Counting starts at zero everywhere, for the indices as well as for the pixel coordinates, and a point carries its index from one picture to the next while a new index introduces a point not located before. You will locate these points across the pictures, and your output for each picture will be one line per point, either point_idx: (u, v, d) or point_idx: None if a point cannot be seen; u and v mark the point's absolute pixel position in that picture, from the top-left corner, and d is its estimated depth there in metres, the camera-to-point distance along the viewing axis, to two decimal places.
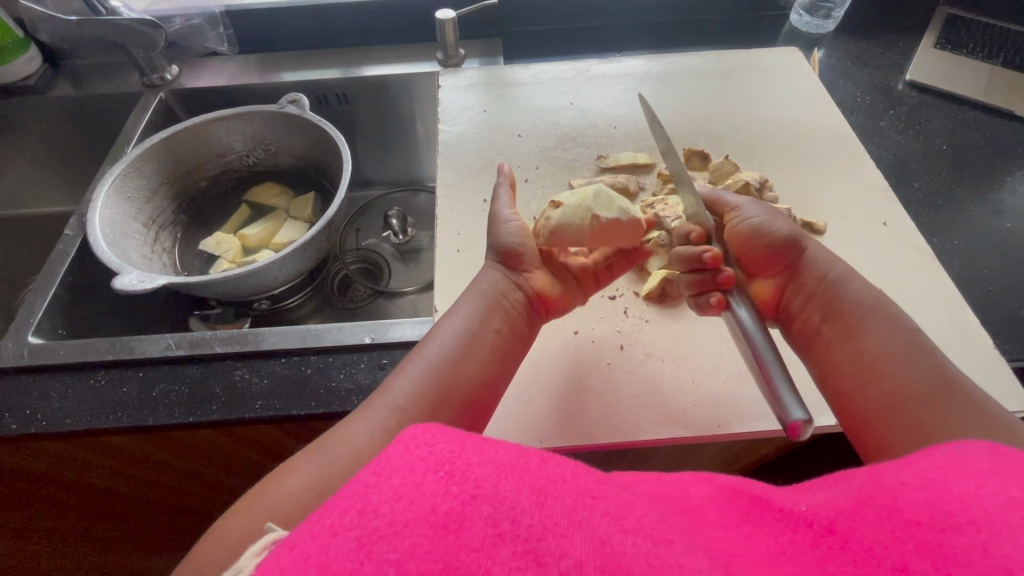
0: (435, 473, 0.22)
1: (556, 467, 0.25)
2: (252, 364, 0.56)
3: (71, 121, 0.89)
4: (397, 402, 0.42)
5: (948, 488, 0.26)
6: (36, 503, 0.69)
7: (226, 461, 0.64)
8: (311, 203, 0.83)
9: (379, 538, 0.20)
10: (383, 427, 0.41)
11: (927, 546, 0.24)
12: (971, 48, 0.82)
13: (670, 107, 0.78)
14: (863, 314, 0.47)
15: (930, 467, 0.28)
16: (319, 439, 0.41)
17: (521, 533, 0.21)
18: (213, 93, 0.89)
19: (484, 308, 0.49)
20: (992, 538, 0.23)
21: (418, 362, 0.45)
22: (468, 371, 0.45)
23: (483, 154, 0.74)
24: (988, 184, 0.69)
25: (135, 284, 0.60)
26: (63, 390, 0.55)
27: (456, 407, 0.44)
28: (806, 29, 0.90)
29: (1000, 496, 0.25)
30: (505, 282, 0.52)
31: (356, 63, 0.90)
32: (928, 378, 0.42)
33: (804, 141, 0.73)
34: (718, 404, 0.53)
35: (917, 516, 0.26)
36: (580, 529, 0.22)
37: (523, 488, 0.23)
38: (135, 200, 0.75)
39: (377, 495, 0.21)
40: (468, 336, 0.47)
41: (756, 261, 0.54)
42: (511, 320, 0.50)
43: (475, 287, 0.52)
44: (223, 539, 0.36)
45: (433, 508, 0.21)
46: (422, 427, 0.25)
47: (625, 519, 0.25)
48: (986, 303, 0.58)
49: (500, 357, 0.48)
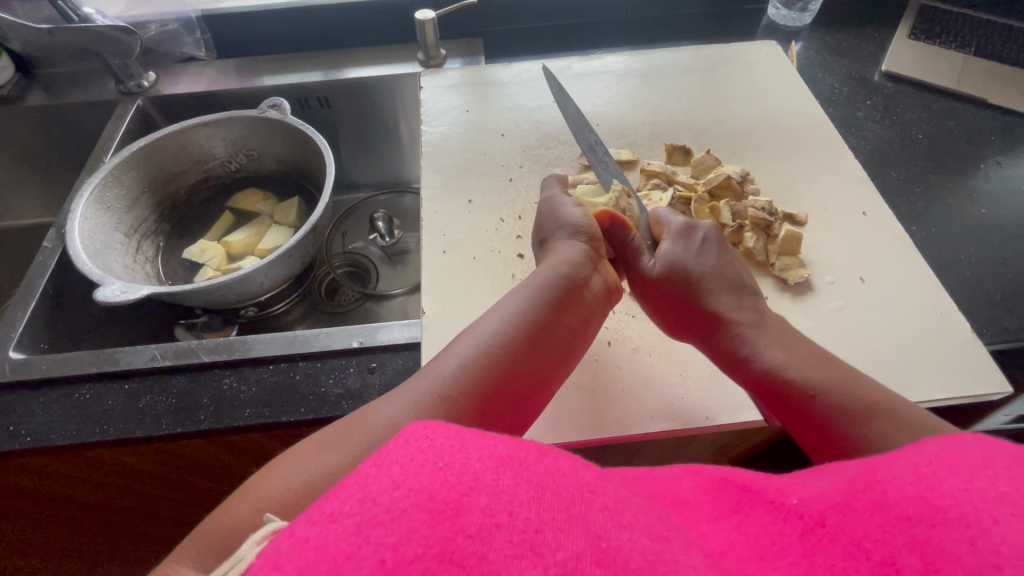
0: (433, 464, 0.22)
1: (554, 462, 0.26)
2: (240, 372, 0.56)
3: (46, 131, 0.88)
4: (441, 379, 0.42)
5: (938, 483, 0.26)
6: (25, 520, 0.68)
7: (217, 470, 0.63)
8: (296, 208, 0.83)
9: (377, 523, 0.20)
10: (424, 410, 0.40)
11: (917, 541, 0.25)
12: (944, 38, 0.84)
13: (651, 103, 0.78)
14: (807, 367, 0.45)
15: (920, 462, 0.28)
16: (348, 419, 0.41)
17: (518, 524, 0.21)
18: (191, 99, 0.88)
19: (544, 296, 0.49)
20: (982, 534, 0.23)
21: (468, 342, 0.45)
22: (520, 357, 0.45)
23: (467, 154, 0.74)
24: (963, 172, 0.70)
25: (117, 295, 0.59)
26: (47, 405, 0.55)
27: (505, 401, 0.43)
28: (785, 22, 0.91)
29: (988, 492, 0.25)
30: (580, 264, 0.53)
31: (337, 66, 0.90)
32: (841, 406, 0.42)
33: (785, 134, 0.74)
34: (704, 395, 0.53)
35: (907, 510, 0.26)
36: (577, 524, 0.22)
37: (521, 483, 0.23)
38: (115, 210, 0.74)
39: (376, 484, 0.21)
40: (509, 327, 0.47)
41: (687, 307, 0.54)
42: (578, 310, 0.51)
43: (528, 279, 0.52)
44: (256, 503, 0.36)
45: (430, 496, 0.21)
46: (425, 422, 0.25)
47: (621, 514, 0.25)
48: (965, 288, 0.59)
49: (564, 343, 0.49)
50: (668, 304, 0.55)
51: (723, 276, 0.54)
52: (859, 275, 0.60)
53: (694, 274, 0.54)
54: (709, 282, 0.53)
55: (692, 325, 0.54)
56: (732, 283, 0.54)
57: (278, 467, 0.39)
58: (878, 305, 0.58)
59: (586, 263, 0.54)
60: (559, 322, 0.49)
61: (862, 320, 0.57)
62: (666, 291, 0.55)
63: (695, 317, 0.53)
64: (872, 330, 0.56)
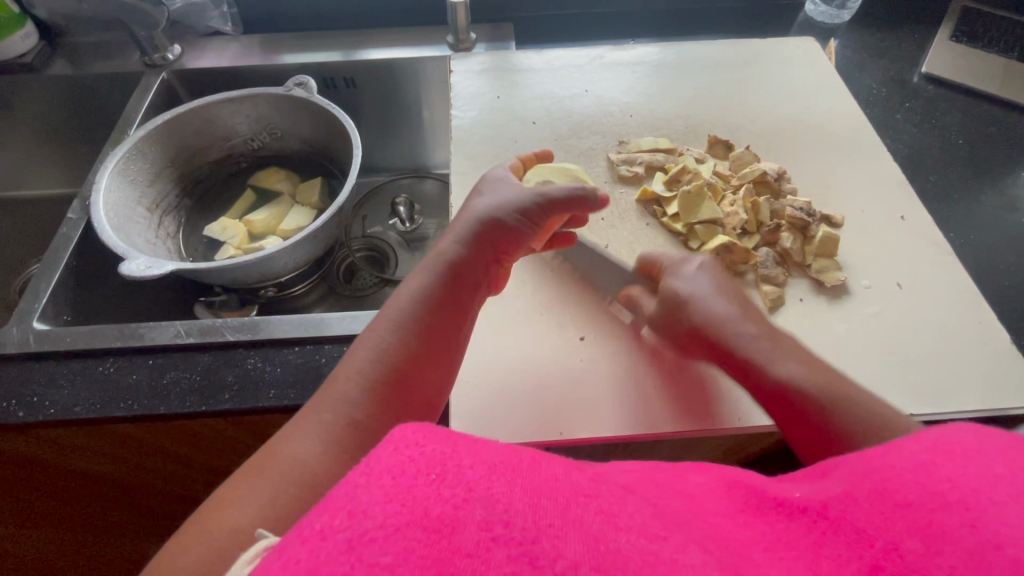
0: (426, 476, 0.21)
1: (549, 468, 0.25)
2: (264, 353, 0.55)
3: (69, 101, 0.87)
4: (345, 423, 0.40)
5: (936, 469, 0.26)
6: (44, 490, 0.68)
7: (237, 450, 0.63)
8: (318, 189, 0.82)
9: (370, 540, 0.19)
10: (332, 442, 0.39)
11: (918, 525, 0.25)
12: (986, 41, 0.82)
13: (685, 96, 0.77)
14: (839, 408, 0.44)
15: (917, 451, 0.28)
16: (267, 467, 0.38)
17: (515, 536, 0.20)
18: (216, 75, 0.86)
19: (449, 266, 0.48)
20: (981, 516, 0.23)
21: (364, 358, 0.43)
22: (418, 363, 0.44)
23: (497, 141, 0.73)
24: (1002, 179, 0.69)
25: (142, 269, 0.59)
26: (70, 378, 0.54)
27: (416, 410, 0.43)
28: (821, 18, 0.90)
29: (987, 474, 0.25)
30: (461, 252, 0.49)
31: (362, 46, 0.88)
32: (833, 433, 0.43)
33: (822, 133, 0.72)
34: (739, 397, 0.52)
35: (908, 497, 0.26)
36: (574, 529, 0.22)
37: (516, 491, 0.22)
38: (139, 183, 0.73)
39: (366, 495, 0.20)
40: (404, 332, 0.44)
41: (694, 340, 0.53)
42: (466, 304, 0.49)
43: (416, 275, 0.48)
44: None
45: (425, 512, 0.20)
46: (413, 428, 0.24)
47: (618, 516, 0.24)
48: (1001, 299, 0.58)
49: (456, 343, 0.48)
50: (675, 329, 0.54)
51: (722, 302, 0.53)
52: (896, 281, 0.59)
53: (708, 311, 0.53)
54: (726, 320, 0.52)
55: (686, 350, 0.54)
56: (720, 296, 0.54)
57: (214, 514, 0.35)
58: (912, 310, 0.57)
59: (472, 254, 0.49)
60: (456, 323, 0.47)
61: (897, 326, 0.56)
62: (677, 321, 0.54)
63: (703, 350, 0.53)
64: (907, 338, 0.55)
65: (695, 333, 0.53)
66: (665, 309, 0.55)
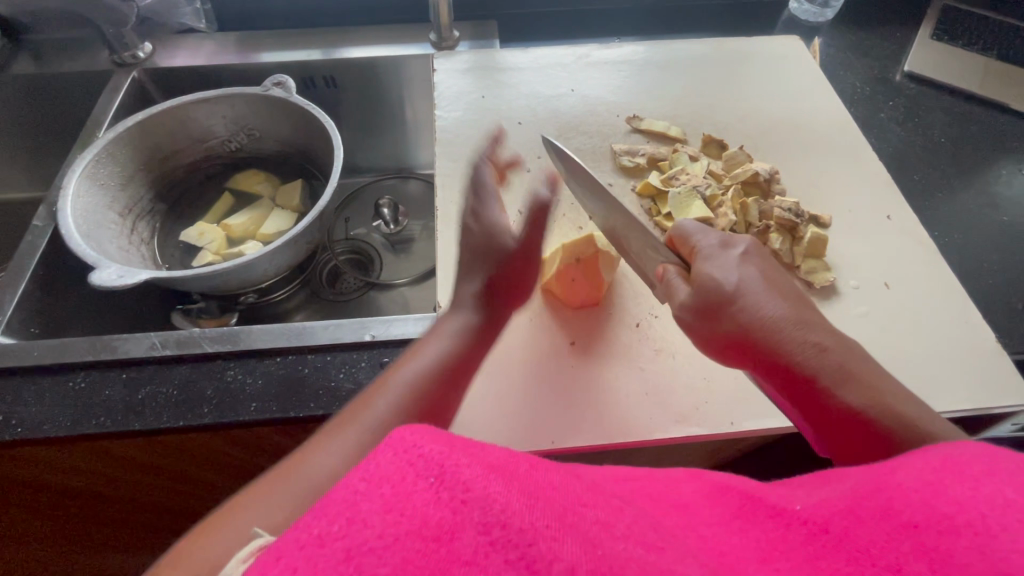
0: (424, 480, 0.20)
1: (547, 470, 0.23)
2: (244, 364, 0.53)
3: (35, 102, 0.83)
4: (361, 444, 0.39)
5: (944, 490, 0.25)
6: (15, 510, 0.65)
7: (219, 463, 0.61)
8: (299, 191, 0.79)
9: (368, 550, 0.18)
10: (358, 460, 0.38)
11: (923, 548, 0.24)
12: (965, 40, 0.83)
13: (671, 95, 0.76)
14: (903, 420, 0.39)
15: (926, 469, 0.27)
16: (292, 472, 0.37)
17: (513, 539, 0.19)
18: (189, 74, 0.83)
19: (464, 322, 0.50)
20: (990, 542, 0.23)
21: (388, 396, 0.43)
22: (435, 400, 0.45)
23: (482, 141, 0.71)
24: (983, 177, 0.69)
25: (114, 279, 0.56)
26: (38, 395, 0.52)
27: None
28: (805, 16, 0.90)
29: (997, 499, 0.24)
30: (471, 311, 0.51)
31: (343, 43, 0.86)
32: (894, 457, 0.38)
33: (808, 132, 0.72)
34: (731, 401, 0.52)
35: (914, 516, 0.25)
36: (572, 536, 0.20)
37: (514, 492, 0.21)
38: (109, 188, 0.70)
39: (366, 504, 0.20)
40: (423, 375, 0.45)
41: (740, 348, 0.46)
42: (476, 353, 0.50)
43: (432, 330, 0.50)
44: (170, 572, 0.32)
45: (424, 521, 0.19)
46: (412, 427, 0.23)
47: (615, 524, 0.23)
48: (986, 297, 0.59)
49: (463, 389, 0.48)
50: (715, 330, 0.47)
51: (769, 298, 0.46)
52: (884, 280, 0.59)
53: (748, 312, 0.45)
54: (778, 325, 0.44)
55: (725, 344, 0.47)
56: (771, 292, 0.47)
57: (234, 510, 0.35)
58: (900, 309, 0.57)
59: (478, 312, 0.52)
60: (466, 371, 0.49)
61: (885, 325, 0.56)
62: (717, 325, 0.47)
63: (749, 361, 0.46)
64: (896, 338, 0.55)
65: (745, 340, 0.45)
66: (701, 304, 0.47)
